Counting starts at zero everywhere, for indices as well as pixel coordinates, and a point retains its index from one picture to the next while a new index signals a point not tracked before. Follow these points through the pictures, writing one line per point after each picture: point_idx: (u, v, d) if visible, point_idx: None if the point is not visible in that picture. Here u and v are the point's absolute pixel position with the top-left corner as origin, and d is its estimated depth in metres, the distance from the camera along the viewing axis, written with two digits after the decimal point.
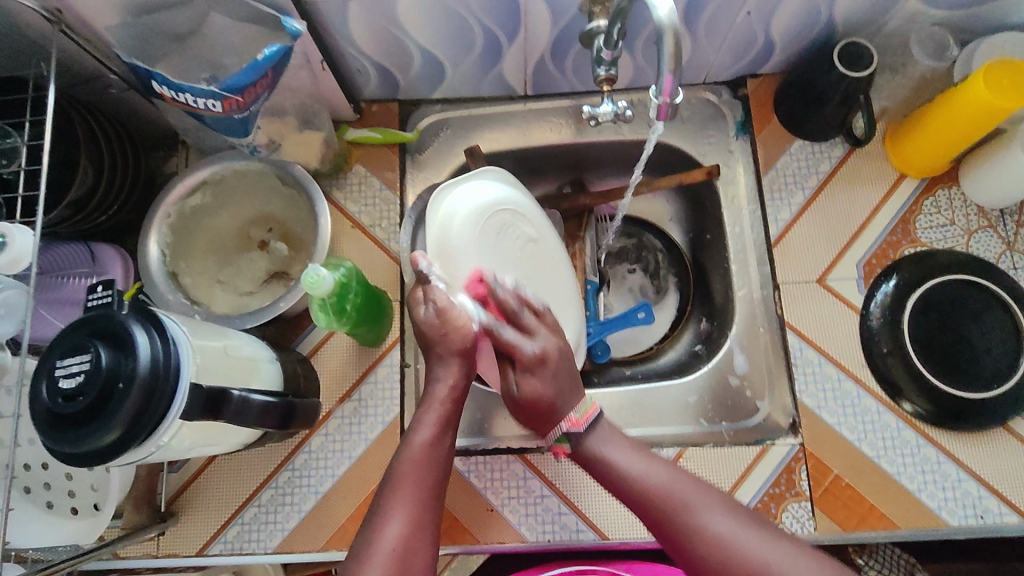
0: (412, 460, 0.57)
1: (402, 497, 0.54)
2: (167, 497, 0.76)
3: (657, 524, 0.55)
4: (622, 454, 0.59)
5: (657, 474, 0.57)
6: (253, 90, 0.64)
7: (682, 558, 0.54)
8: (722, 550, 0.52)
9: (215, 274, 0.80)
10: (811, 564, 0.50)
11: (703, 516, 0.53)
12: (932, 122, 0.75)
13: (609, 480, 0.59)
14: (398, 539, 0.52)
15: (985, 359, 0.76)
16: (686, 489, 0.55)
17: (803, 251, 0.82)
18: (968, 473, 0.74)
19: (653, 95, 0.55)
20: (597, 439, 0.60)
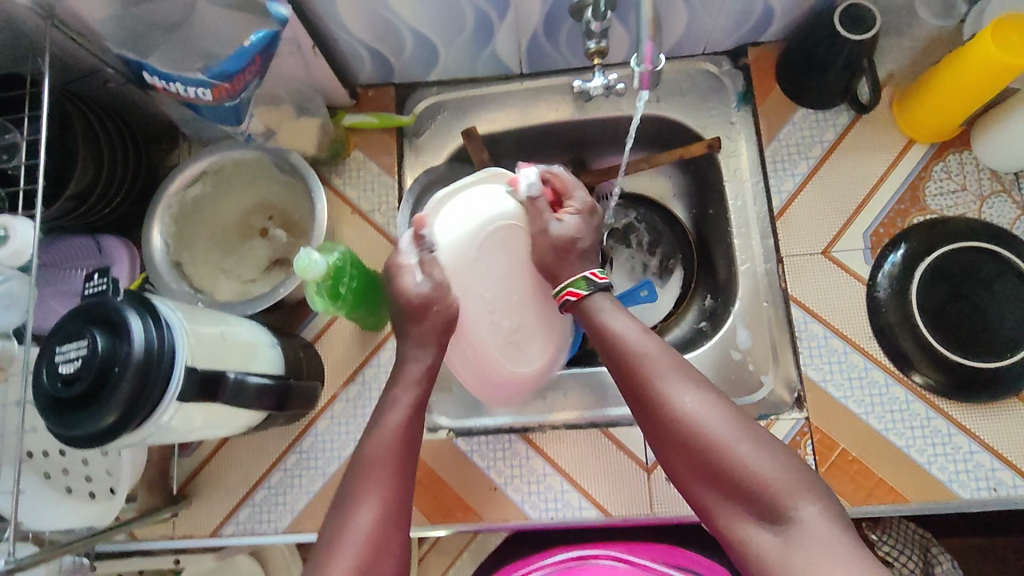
0: (382, 445, 0.60)
1: (374, 484, 0.58)
2: (179, 480, 0.79)
3: (637, 386, 0.59)
4: (619, 318, 0.63)
5: (646, 344, 0.60)
6: (242, 78, 0.64)
7: (655, 426, 0.58)
8: (691, 428, 0.55)
9: (218, 263, 0.81)
10: (770, 451, 0.54)
11: (678, 391, 0.57)
12: (939, 84, 0.73)
13: (603, 344, 0.62)
14: (373, 523, 0.55)
15: (999, 327, 0.73)
16: (671, 360, 0.59)
17: (808, 223, 0.80)
18: (980, 444, 0.72)
19: (635, 63, 0.54)
20: (598, 305, 0.64)
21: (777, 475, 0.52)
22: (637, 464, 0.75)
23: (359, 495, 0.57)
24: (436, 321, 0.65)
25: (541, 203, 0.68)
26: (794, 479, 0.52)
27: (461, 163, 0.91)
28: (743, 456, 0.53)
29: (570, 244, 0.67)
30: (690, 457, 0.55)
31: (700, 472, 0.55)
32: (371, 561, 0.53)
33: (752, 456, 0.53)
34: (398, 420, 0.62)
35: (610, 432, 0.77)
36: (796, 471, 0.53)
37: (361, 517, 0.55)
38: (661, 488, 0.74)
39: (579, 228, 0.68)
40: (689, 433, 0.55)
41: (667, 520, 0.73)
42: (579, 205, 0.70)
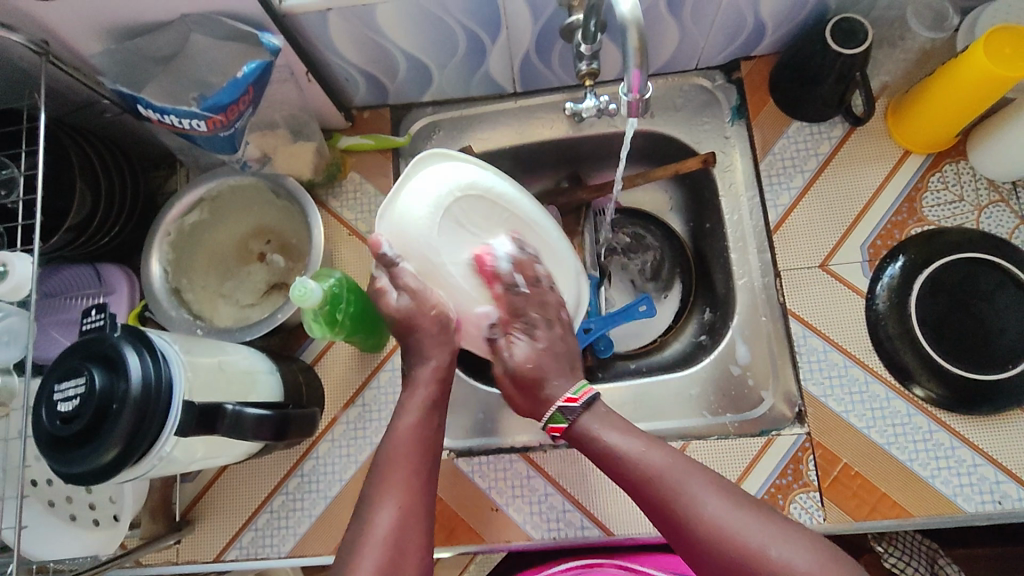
0: (399, 442, 0.60)
1: (392, 483, 0.57)
2: (182, 506, 0.79)
3: (656, 509, 0.55)
4: (615, 434, 0.59)
5: (653, 458, 0.57)
6: (236, 108, 0.65)
7: (677, 540, 0.54)
8: (724, 541, 0.51)
9: (217, 288, 0.81)
10: (802, 545, 0.51)
11: (696, 501, 0.54)
12: (934, 96, 0.73)
13: (610, 469, 0.58)
14: (389, 528, 0.55)
15: (1000, 339, 0.73)
16: (684, 468, 0.56)
17: (805, 236, 0.79)
18: (984, 457, 0.71)
19: (622, 93, 0.53)
20: (591, 419, 0.61)
21: (817, 570, 0.49)
22: None
23: (378, 498, 0.57)
24: (430, 327, 0.66)
25: (498, 337, 0.67)
26: (831, 568, 0.50)
27: None
28: (781, 558, 0.50)
29: (529, 376, 0.64)
30: (723, 568, 0.51)
31: None
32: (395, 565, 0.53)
33: (787, 554, 0.50)
34: (411, 421, 0.62)
35: None
36: (828, 557, 0.50)
37: (380, 521, 0.55)
38: None
39: (533, 355, 0.65)
40: (721, 546, 0.51)
41: (669, 539, 0.73)
42: (523, 334, 0.66)
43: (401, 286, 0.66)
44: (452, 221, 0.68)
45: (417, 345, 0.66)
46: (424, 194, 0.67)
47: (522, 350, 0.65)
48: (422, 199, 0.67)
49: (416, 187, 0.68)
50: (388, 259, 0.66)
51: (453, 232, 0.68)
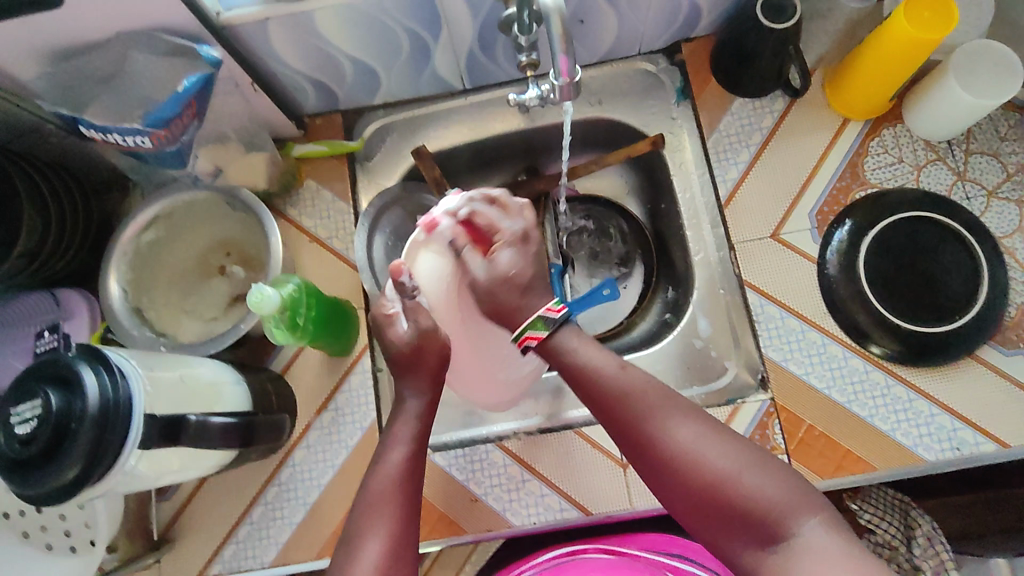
0: (388, 478, 0.59)
1: (375, 521, 0.56)
2: (160, 526, 0.78)
3: (627, 424, 0.58)
4: (594, 353, 0.62)
5: (630, 381, 0.59)
6: (178, 122, 0.66)
7: (646, 459, 0.57)
8: (689, 463, 0.54)
9: (179, 304, 0.81)
10: (769, 470, 0.53)
11: (669, 425, 0.56)
12: (864, 63, 0.75)
13: (583, 385, 0.61)
14: (378, 560, 0.54)
15: (946, 291, 0.76)
16: (657, 391, 0.59)
17: (755, 207, 0.82)
18: (939, 406, 0.74)
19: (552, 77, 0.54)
20: (567, 340, 0.63)
21: (781, 496, 0.51)
22: (612, 461, 0.76)
23: (361, 534, 0.56)
24: (432, 360, 0.65)
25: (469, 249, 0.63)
26: (797, 498, 0.51)
27: (414, 182, 0.92)
28: (747, 484, 0.52)
29: (506, 278, 0.63)
30: (689, 489, 0.54)
31: (698, 504, 0.53)
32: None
33: (755, 482, 0.52)
34: (394, 459, 0.61)
35: (582, 432, 0.78)
36: (796, 489, 0.52)
37: (364, 562, 0.53)
38: (638, 481, 0.75)
39: (519, 259, 0.63)
40: (688, 468, 0.54)
41: (646, 512, 0.74)
42: (511, 234, 0.63)
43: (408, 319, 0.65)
44: (485, 284, 0.67)
45: (410, 382, 0.65)
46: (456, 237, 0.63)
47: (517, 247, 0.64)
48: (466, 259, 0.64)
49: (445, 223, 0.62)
50: (407, 290, 0.63)
51: (476, 276, 0.65)
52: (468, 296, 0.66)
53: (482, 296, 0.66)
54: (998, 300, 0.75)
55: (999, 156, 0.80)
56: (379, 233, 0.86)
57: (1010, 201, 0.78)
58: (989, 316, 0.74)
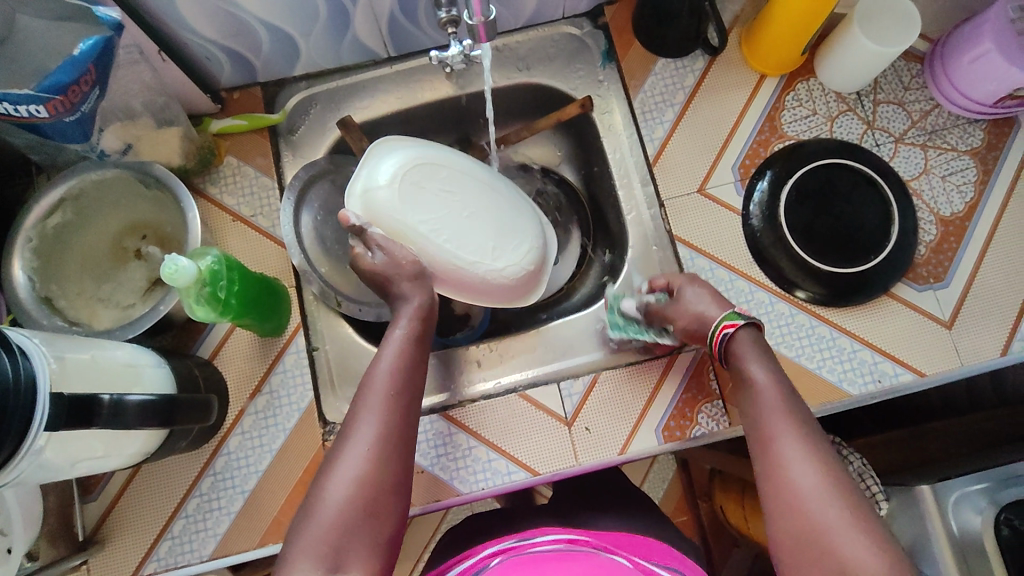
0: (383, 376, 0.62)
1: (370, 404, 0.60)
2: (87, 527, 0.74)
3: (760, 450, 0.59)
4: (761, 374, 0.63)
5: (779, 416, 0.59)
6: (77, 89, 0.61)
7: (762, 482, 0.57)
8: (802, 507, 0.54)
9: (93, 292, 0.76)
10: (871, 538, 0.51)
11: (797, 467, 0.56)
12: (776, 15, 0.77)
13: (747, 403, 0.63)
14: (368, 446, 0.57)
15: (862, 233, 0.79)
16: (800, 431, 0.58)
17: (681, 164, 0.83)
18: (861, 343, 0.77)
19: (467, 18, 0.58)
20: (748, 357, 0.65)
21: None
22: (556, 420, 0.77)
23: (357, 415, 0.60)
24: (404, 278, 0.69)
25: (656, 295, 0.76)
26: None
27: (342, 155, 0.90)
28: (845, 552, 0.50)
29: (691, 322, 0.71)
30: (784, 519, 0.54)
31: (793, 539, 0.53)
32: (369, 480, 0.56)
33: (855, 551, 0.50)
34: (393, 353, 0.64)
35: (526, 394, 0.78)
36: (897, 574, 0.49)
37: (359, 441, 0.58)
38: (582, 437, 0.76)
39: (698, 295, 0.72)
40: (801, 507, 0.54)
41: (592, 467, 0.75)
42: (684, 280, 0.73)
43: (375, 247, 0.70)
44: (413, 185, 0.73)
45: (398, 291, 0.68)
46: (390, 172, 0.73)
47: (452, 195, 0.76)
48: (380, 171, 0.73)
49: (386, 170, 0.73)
50: (359, 228, 0.70)
51: (416, 193, 0.73)
52: (412, 201, 0.73)
53: (433, 208, 0.73)
54: (908, 240, 0.79)
55: (905, 105, 0.84)
56: (307, 209, 0.84)
57: (916, 146, 0.83)
58: (900, 255, 0.78)
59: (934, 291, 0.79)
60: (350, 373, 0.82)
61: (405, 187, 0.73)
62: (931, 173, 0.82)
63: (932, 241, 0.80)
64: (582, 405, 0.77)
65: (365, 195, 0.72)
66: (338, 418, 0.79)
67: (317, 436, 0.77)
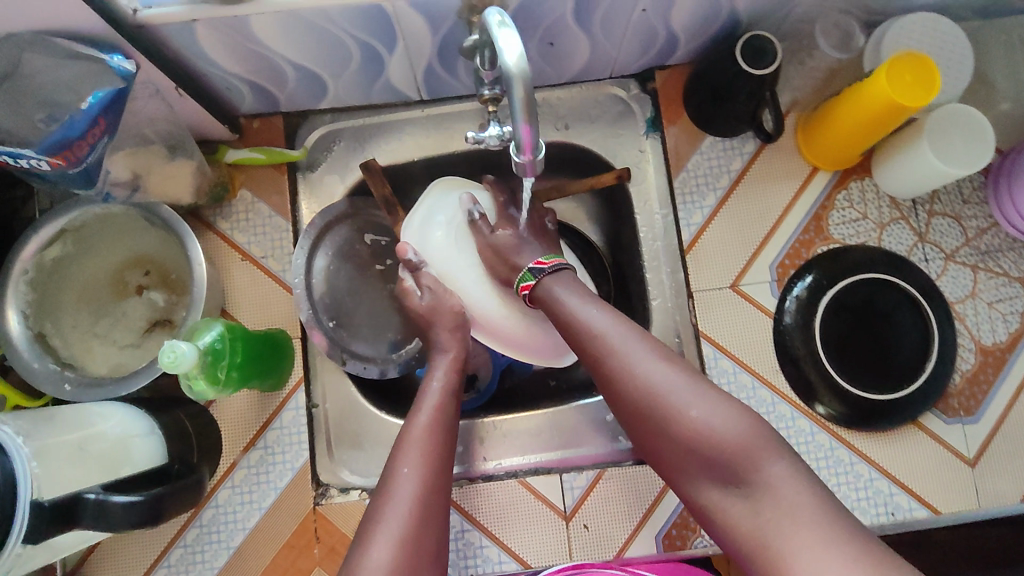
0: (424, 430, 0.62)
1: (407, 457, 0.59)
2: (67, 567, 0.73)
3: (604, 377, 0.58)
4: (575, 298, 0.62)
5: (603, 325, 0.59)
6: (83, 143, 0.57)
7: (620, 406, 0.58)
8: (656, 411, 0.54)
9: (90, 328, 0.73)
10: (733, 407, 0.52)
11: (637, 367, 0.56)
12: (840, 115, 0.72)
13: (569, 336, 0.61)
14: (413, 498, 0.56)
15: (897, 357, 0.76)
16: (624, 336, 0.58)
17: (717, 255, 0.79)
18: (880, 471, 0.75)
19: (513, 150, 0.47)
20: (552, 289, 0.64)
21: (741, 436, 0.50)
22: (554, 512, 0.75)
23: (397, 471, 0.59)
24: (448, 319, 0.70)
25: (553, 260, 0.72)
26: (759, 438, 0.50)
27: (362, 197, 0.85)
28: (692, 418, 0.52)
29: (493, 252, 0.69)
30: (657, 430, 0.55)
31: (664, 439, 0.54)
32: (411, 532, 0.54)
33: (716, 419, 0.52)
34: (430, 406, 0.64)
35: (526, 481, 0.76)
36: (754, 425, 0.51)
37: (399, 493, 0.57)
38: (580, 534, 0.74)
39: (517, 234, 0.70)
40: (658, 416, 0.54)
41: None
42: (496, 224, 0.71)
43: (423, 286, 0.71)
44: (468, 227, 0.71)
45: (437, 338, 0.70)
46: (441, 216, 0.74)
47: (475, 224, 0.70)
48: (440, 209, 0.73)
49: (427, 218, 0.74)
50: (413, 264, 0.71)
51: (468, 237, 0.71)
52: (462, 244, 0.71)
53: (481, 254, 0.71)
54: (945, 369, 0.75)
55: (961, 219, 0.79)
56: (320, 255, 0.81)
57: (966, 266, 0.78)
58: (934, 386, 0.75)
59: (963, 425, 0.76)
60: (347, 434, 0.79)
61: (458, 231, 0.71)
62: (978, 297, 0.78)
63: (968, 370, 0.77)
64: (583, 500, 0.75)
65: (420, 230, 0.73)
66: (332, 482, 0.77)
67: (309, 499, 0.76)
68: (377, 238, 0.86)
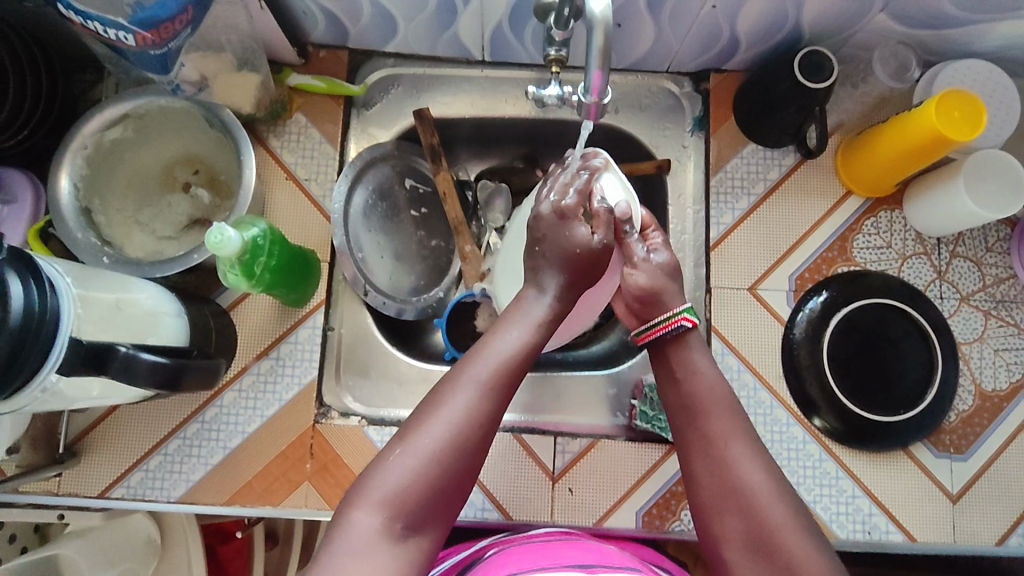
0: (502, 352, 0.56)
1: (474, 372, 0.54)
2: (68, 438, 0.76)
3: (705, 442, 0.57)
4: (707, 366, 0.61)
5: (720, 399, 0.59)
6: (171, 26, 0.59)
7: (702, 483, 0.56)
8: (747, 502, 0.53)
9: (134, 214, 0.76)
10: (817, 537, 0.51)
11: (743, 460, 0.55)
12: (884, 140, 0.74)
13: (682, 394, 0.60)
14: (462, 416, 0.52)
15: (898, 385, 0.77)
16: (740, 420, 0.58)
17: (740, 256, 0.81)
18: (862, 490, 0.77)
19: (582, 92, 0.50)
20: (691, 348, 0.62)
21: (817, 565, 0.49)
22: (542, 472, 0.77)
23: (455, 383, 0.54)
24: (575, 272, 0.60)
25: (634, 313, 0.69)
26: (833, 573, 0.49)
27: (409, 143, 0.88)
28: (789, 539, 0.50)
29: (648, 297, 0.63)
30: (731, 522, 0.53)
31: (738, 536, 0.52)
32: (456, 447, 0.52)
33: (799, 538, 0.51)
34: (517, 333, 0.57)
35: (520, 437, 0.78)
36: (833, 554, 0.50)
37: (456, 405, 0.53)
38: (563, 497, 0.76)
39: (655, 276, 0.63)
40: (748, 507, 0.53)
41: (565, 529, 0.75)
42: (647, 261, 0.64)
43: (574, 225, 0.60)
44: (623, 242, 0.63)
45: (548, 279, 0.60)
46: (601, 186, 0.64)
47: (646, 262, 0.63)
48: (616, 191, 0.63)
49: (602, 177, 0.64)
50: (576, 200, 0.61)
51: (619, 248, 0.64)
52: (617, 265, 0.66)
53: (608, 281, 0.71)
54: (943, 404, 0.77)
55: (981, 265, 0.81)
56: (362, 187, 0.84)
57: (979, 310, 0.80)
58: (930, 417, 0.77)
59: (950, 461, 0.78)
60: (355, 362, 0.82)
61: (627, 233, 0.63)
62: (985, 342, 0.80)
63: (964, 411, 0.79)
64: (572, 465, 0.77)
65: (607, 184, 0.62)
66: (334, 405, 0.80)
67: (309, 416, 0.78)
68: (416, 184, 0.89)
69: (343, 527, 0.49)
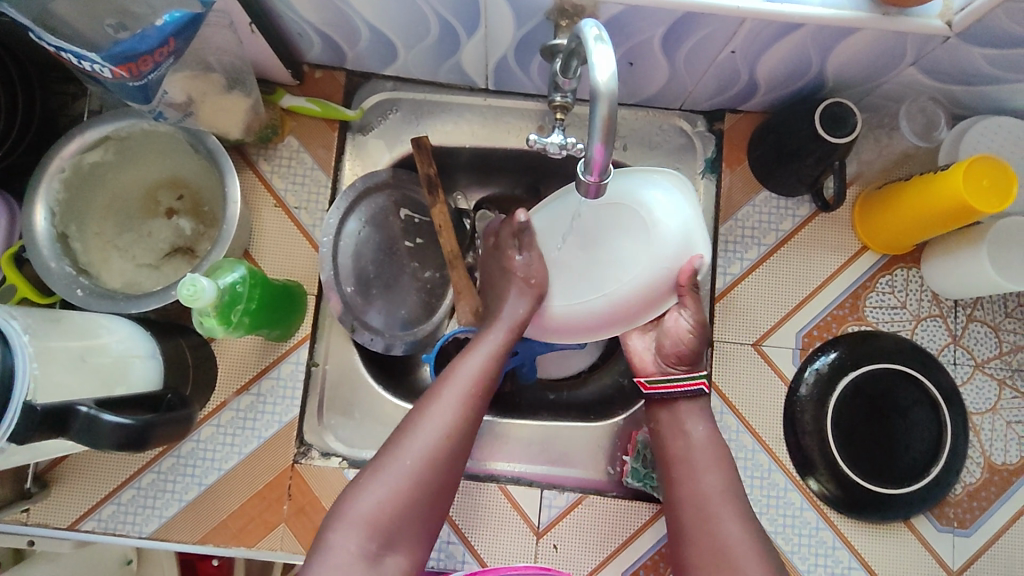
0: (466, 377, 0.62)
1: (444, 398, 0.61)
2: (37, 468, 0.73)
3: (695, 502, 0.61)
4: (700, 426, 0.65)
5: (711, 463, 0.62)
6: (150, 59, 0.55)
7: (688, 542, 0.59)
8: (727, 561, 0.56)
9: (112, 239, 0.72)
10: None
11: (725, 520, 0.59)
12: (906, 201, 0.70)
13: (679, 453, 0.64)
14: (434, 439, 0.58)
15: (903, 454, 0.74)
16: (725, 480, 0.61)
17: (745, 310, 0.78)
18: (860, 562, 0.74)
19: (581, 170, 0.47)
20: (694, 408, 0.66)
21: None
22: (527, 526, 0.74)
23: (428, 406, 0.60)
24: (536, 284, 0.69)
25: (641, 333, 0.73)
26: None
27: (406, 171, 0.84)
28: None
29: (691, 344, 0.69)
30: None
31: None
32: (429, 466, 0.57)
33: None
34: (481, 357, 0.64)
35: (506, 489, 0.75)
36: None
37: (429, 425, 0.59)
38: (547, 553, 0.73)
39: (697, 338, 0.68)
40: (733, 568, 0.56)
41: None
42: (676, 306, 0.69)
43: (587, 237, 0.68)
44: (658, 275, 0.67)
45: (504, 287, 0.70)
46: (663, 214, 0.66)
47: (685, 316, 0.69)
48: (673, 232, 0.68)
49: (667, 200, 0.67)
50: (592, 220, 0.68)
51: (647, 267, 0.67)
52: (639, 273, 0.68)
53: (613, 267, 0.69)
54: (949, 477, 0.74)
55: (998, 331, 0.77)
56: (354, 217, 0.80)
57: (993, 378, 0.77)
58: (934, 491, 0.73)
59: (953, 536, 0.74)
60: (339, 399, 0.79)
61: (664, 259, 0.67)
62: (998, 413, 0.76)
63: (971, 484, 0.75)
64: (558, 520, 0.74)
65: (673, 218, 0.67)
66: (315, 444, 0.77)
67: (288, 455, 0.75)
68: (412, 214, 0.85)
69: (325, 548, 0.53)
